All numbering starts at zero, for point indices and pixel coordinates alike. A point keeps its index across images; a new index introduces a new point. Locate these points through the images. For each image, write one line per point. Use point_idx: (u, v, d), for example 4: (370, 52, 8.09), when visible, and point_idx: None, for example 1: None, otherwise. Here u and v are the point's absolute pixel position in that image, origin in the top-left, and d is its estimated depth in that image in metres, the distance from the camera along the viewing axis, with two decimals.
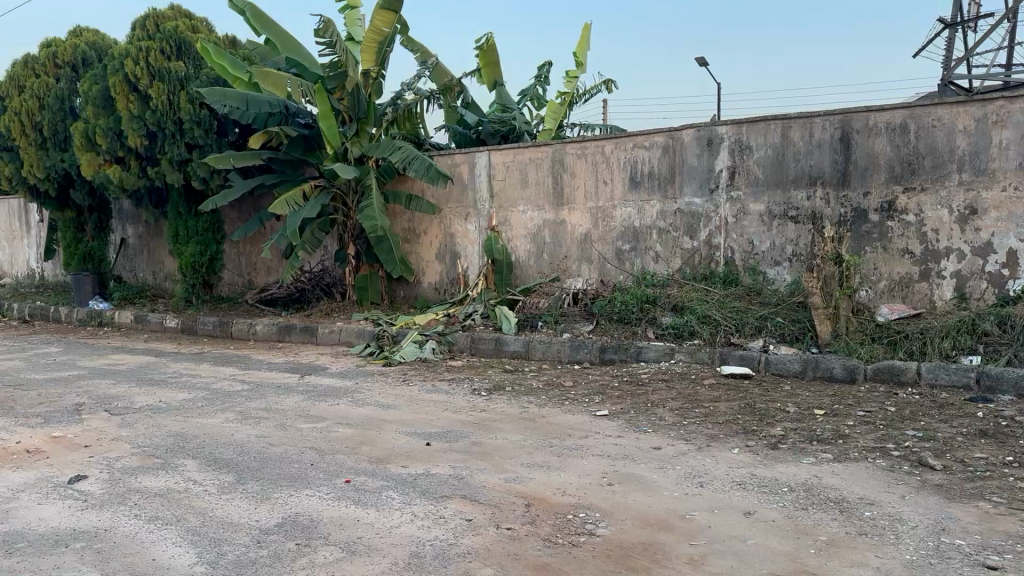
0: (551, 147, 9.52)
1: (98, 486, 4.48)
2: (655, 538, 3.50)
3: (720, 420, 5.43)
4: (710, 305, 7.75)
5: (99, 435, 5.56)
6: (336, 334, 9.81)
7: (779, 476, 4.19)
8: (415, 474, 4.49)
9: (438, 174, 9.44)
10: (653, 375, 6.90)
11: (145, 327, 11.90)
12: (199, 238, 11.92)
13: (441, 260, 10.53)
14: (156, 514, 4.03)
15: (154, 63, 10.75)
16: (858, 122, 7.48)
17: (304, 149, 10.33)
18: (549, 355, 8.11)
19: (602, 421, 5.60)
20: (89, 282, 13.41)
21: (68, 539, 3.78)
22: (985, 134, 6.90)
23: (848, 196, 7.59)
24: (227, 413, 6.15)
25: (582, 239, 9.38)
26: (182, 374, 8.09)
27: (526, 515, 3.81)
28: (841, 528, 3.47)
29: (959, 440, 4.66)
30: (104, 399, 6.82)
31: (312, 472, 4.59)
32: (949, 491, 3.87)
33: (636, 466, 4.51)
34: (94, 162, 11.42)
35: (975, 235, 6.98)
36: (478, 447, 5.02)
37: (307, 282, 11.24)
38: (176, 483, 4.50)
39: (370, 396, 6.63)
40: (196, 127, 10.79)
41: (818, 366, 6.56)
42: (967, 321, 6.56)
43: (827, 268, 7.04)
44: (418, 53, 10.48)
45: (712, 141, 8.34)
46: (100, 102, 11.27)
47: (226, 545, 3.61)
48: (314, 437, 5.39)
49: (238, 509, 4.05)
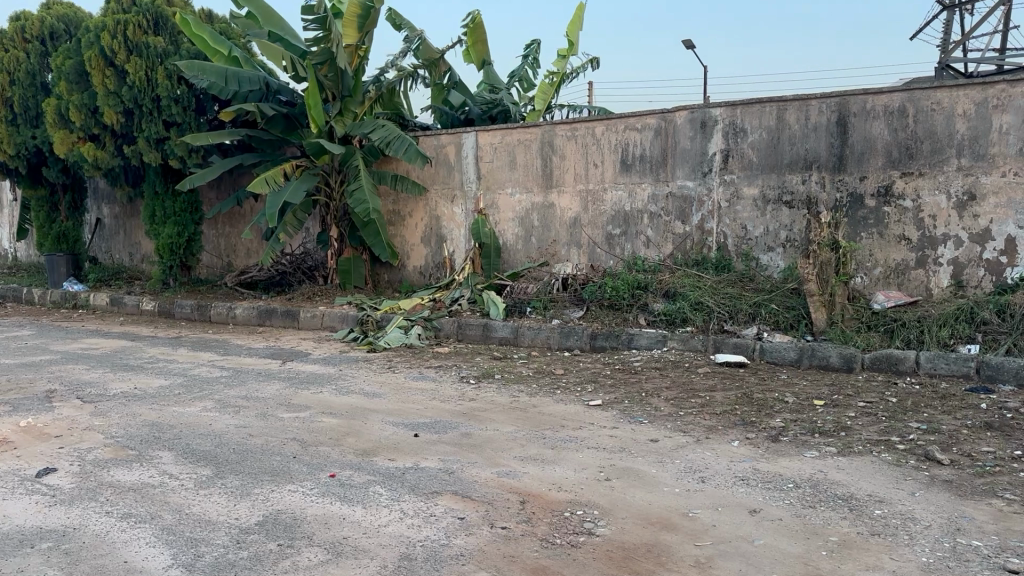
0: (541, 128, 9.29)
1: (68, 480, 4.23)
2: (659, 539, 3.33)
3: (717, 410, 5.26)
4: (704, 291, 7.58)
5: (71, 425, 5.30)
6: (318, 318, 9.55)
7: (782, 471, 4.04)
8: (404, 468, 4.29)
9: (417, 154, 9.11)
10: (646, 363, 6.74)
11: (121, 310, 11.57)
12: (176, 219, 11.55)
13: (427, 243, 10.28)
14: (129, 511, 3.79)
15: (132, 37, 10.37)
16: (856, 106, 7.32)
17: (284, 128, 9.95)
18: (538, 342, 7.93)
19: (596, 411, 5.44)
20: (64, 264, 13.07)
21: (33, 539, 3.53)
22: (985, 119, 6.75)
23: (844, 181, 7.43)
24: (205, 401, 5.90)
25: (571, 223, 9.18)
26: (159, 359, 7.81)
27: (523, 513, 3.63)
28: (852, 528, 3.33)
29: (964, 432, 4.53)
30: (76, 386, 6.54)
31: (295, 465, 4.38)
32: (960, 488, 3.74)
33: (634, 460, 4.33)
34: (67, 139, 10.96)
35: (974, 221, 6.86)
36: (468, 439, 4.82)
37: (288, 265, 10.97)
38: (150, 477, 4.25)
39: (355, 384, 6.42)
40: (174, 105, 10.43)
41: (815, 355, 6.43)
42: (965, 310, 6.44)
43: (824, 254, 6.91)
44: (404, 29, 10.17)
45: (706, 123, 8.14)
46: (73, 77, 10.87)
47: (203, 546, 3.39)
48: (296, 427, 5.16)
49: (215, 506, 3.82)
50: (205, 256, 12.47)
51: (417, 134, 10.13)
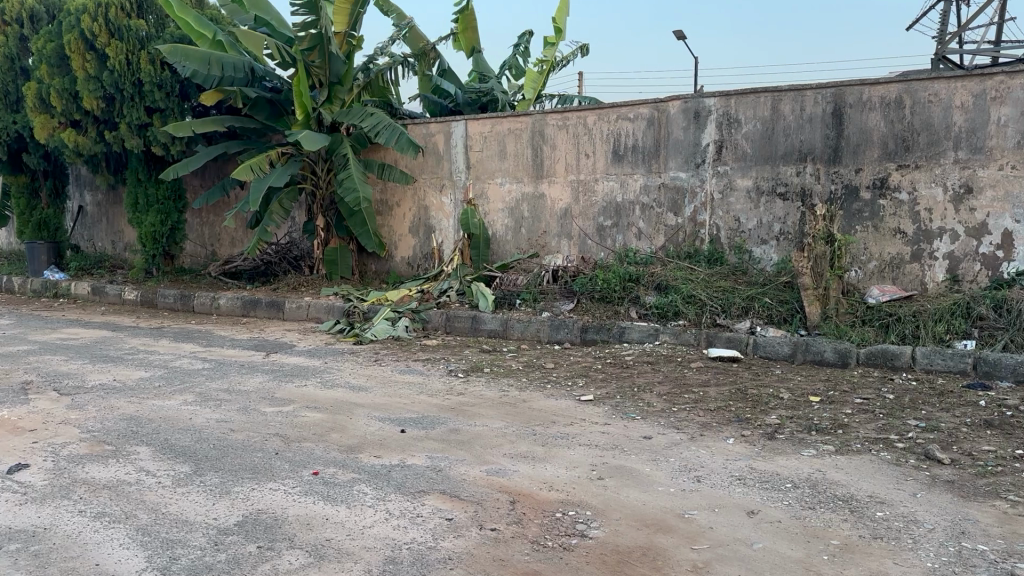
0: (531, 117, 9.14)
1: (40, 477, 4.05)
2: (654, 542, 3.22)
3: (712, 406, 5.16)
4: (696, 285, 7.46)
5: (46, 418, 5.11)
6: (304, 309, 9.37)
7: (780, 471, 3.96)
8: (390, 466, 4.14)
9: (410, 143, 8.93)
10: (637, 357, 6.63)
11: (102, 300, 11.33)
12: (159, 207, 11.31)
13: (415, 234, 10.11)
14: (103, 510, 3.63)
15: (114, 20, 10.07)
16: (852, 97, 7.21)
17: (270, 114, 9.82)
18: (527, 335, 7.82)
19: (587, 407, 5.32)
20: (44, 252, 12.72)
21: (1, 540, 3.36)
22: (983, 111, 6.65)
23: (839, 173, 7.33)
24: (186, 395, 5.73)
25: (562, 214, 9.03)
26: (139, 350, 7.60)
27: (513, 513, 3.51)
28: (855, 531, 3.26)
29: (964, 431, 4.49)
30: (53, 377, 6.35)
31: (277, 462, 4.22)
32: (962, 488, 3.71)
33: (627, 458, 4.22)
34: (47, 124, 10.74)
35: (970, 215, 6.76)
36: (456, 435, 4.69)
37: (273, 255, 10.79)
38: (126, 474, 4.09)
39: (340, 377, 6.26)
40: (158, 90, 10.19)
41: (809, 350, 6.35)
42: (961, 305, 6.37)
43: (819, 247, 6.83)
44: (392, 16, 9.99)
45: (699, 113, 8.03)
46: (54, 61, 10.57)
47: (179, 548, 3.24)
48: (279, 422, 5.01)
49: (193, 505, 3.66)
50: (188, 245, 12.23)
51: (406, 122, 9.96)
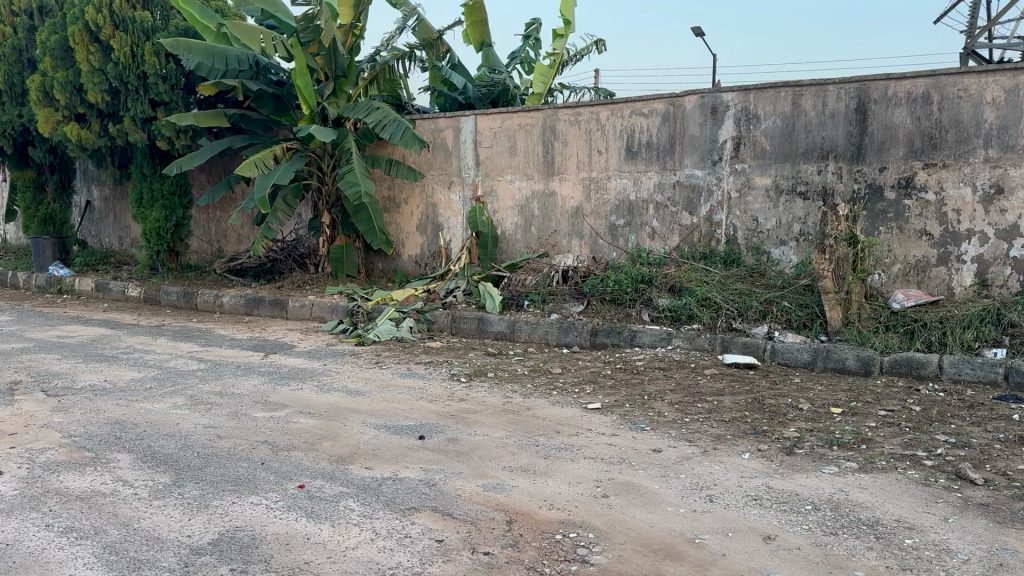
0: (542, 112, 8.85)
1: (11, 487, 3.81)
2: (660, 569, 2.95)
3: (726, 417, 4.87)
4: (711, 286, 7.15)
5: (28, 421, 4.90)
6: (308, 308, 9.16)
7: (798, 491, 3.67)
8: (381, 479, 3.89)
9: (414, 138, 8.66)
10: (648, 363, 6.35)
11: (106, 297, 11.19)
12: (164, 202, 11.09)
13: (422, 232, 9.87)
14: (72, 525, 3.39)
15: (119, 12, 9.92)
16: (877, 92, 6.88)
17: (274, 109, 9.61)
18: (535, 338, 7.55)
19: (594, 416, 5.03)
20: (49, 248, 12.54)
21: None
22: (1016, 106, 6.31)
23: (862, 171, 6.99)
24: (176, 397, 5.51)
25: (573, 213, 8.75)
26: (135, 350, 7.38)
27: (508, 536, 3.24)
28: (880, 561, 2.96)
29: (997, 448, 4.18)
30: (42, 377, 6.14)
31: (262, 473, 3.97)
32: (998, 513, 3.40)
33: (635, 474, 3.94)
34: (51, 117, 10.56)
35: (1000, 216, 6.42)
36: (455, 445, 4.43)
37: (279, 252, 10.61)
38: (102, 484, 3.85)
39: (337, 380, 6.03)
40: (162, 83, 9.99)
41: (830, 357, 6.04)
42: (991, 311, 6.02)
43: (840, 249, 6.48)
44: (399, 7, 9.74)
45: (717, 108, 7.71)
46: (58, 53, 10.42)
47: (146, 569, 3.00)
48: (269, 428, 4.77)
49: (168, 521, 3.42)
50: (194, 241, 12.05)
51: (414, 117, 9.72)
